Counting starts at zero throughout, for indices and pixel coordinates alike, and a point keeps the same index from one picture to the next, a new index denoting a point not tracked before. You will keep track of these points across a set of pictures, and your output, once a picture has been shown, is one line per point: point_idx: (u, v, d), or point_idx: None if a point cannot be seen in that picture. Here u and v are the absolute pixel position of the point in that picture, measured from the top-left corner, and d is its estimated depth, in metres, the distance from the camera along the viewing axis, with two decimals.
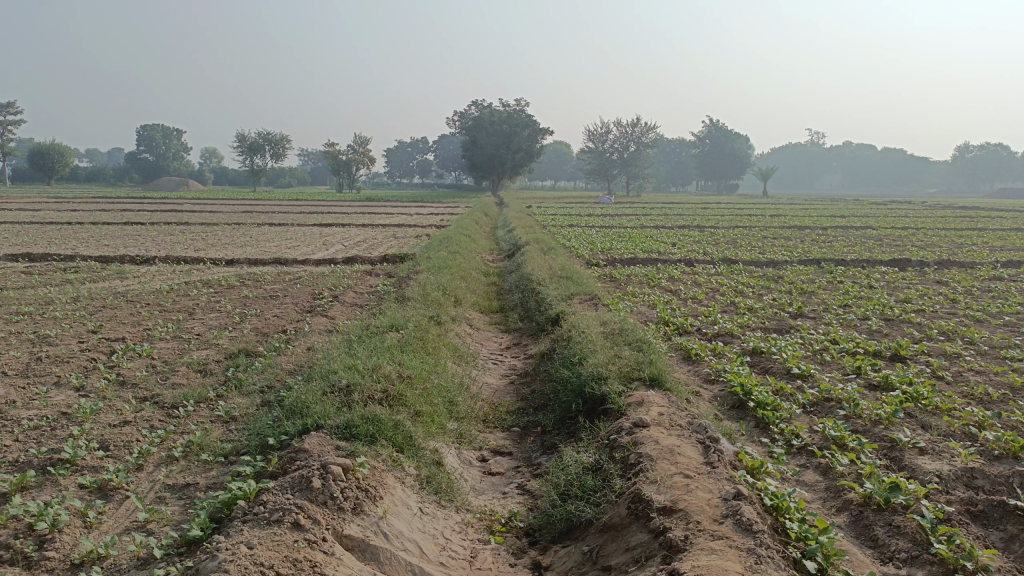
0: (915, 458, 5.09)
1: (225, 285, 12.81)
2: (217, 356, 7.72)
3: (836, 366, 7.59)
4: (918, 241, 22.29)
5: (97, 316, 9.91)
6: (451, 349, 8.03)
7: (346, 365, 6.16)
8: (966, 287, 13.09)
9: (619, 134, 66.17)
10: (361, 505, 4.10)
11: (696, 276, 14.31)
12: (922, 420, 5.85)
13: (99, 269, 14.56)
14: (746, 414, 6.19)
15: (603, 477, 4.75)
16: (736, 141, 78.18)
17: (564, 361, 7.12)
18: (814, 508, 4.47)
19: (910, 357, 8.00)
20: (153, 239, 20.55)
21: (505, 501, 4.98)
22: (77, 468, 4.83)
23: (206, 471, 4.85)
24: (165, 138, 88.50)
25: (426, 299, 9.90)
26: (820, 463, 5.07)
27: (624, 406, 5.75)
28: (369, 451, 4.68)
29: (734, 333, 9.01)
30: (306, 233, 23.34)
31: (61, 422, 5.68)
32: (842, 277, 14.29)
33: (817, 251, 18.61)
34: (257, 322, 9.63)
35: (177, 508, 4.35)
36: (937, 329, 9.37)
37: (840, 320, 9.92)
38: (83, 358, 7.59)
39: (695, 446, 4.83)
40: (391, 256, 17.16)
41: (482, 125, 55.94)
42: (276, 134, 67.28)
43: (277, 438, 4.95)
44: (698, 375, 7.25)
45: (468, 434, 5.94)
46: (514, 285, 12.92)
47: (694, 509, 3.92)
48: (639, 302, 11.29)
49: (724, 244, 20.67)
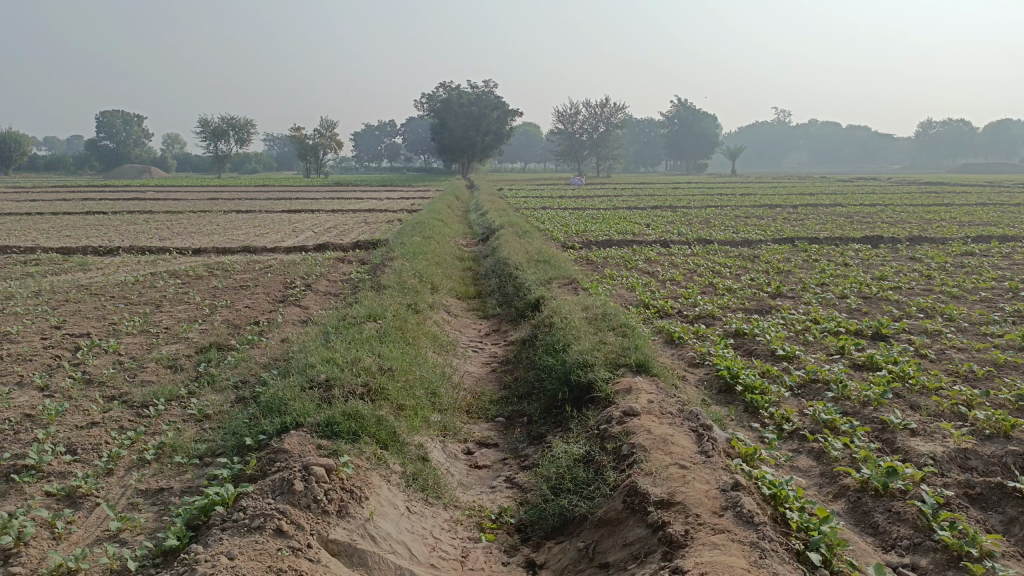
0: (908, 440, 5.01)
1: (193, 275, 12.48)
2: (187, 351, 7.46)
3: (820, 346, 7.52)
4: (887, 217, 22.44)
5: (60, 311, 9.54)
6: (431, 338, 7.85)
7: (324, 359, 5.94)
8: (940, 264, 13.13)
9: (587, 115, 66.00)
10: (346, 507, 3.92)
11: (673, 257, 14.21)
12: (911, 400, 5.79)
13: (60, 261, 14.11)
14: (733, 398, 6.09)
15: (595, 469, 4.62)
16: (704, 120, 78.33)
17: (547, 348, 6.97)
18: (811, 496, 4.38)
19: (892, 335, 7.97)
20: (117, 229, 20.03)
21: (494, 496, 4.82)
22: (43, 475, 4.59)
23: (181, 474, 4.64)
24: (126, 124, 86.65)
25: (403, 287, 9.68)
26: (813, 448, 4.99)
27: (612, 394, 5.63)
28: (352, 449, 4.50)
29: (715, 315, 8.91)
30: (275, 220, 22.83)
31: (24, 425, 5.41)
32: (817, 255, 14.29)
33: (790, 229, 18.65)
34: (228, 314, 9.35)
35: (151, 515, 4.14)
36: (916, 306, 9.35)
37: (819, 299, 9.88)
38: (46, 355, 7.29)
39: (688, 435, 4.71)
40: (363, 242, 16.88)
41: (450, 107, 55.37)
42: (241, 119, 66.21)
43: (254, 439, 4.74)
44: (683, 360, 7.14)
45: (452, 426, 5.78)
46: (490, 270, 12.73)
47: (693, 502, 3.80)
48: (617, 285, 11.16)
49: (698, 224, 20.61)
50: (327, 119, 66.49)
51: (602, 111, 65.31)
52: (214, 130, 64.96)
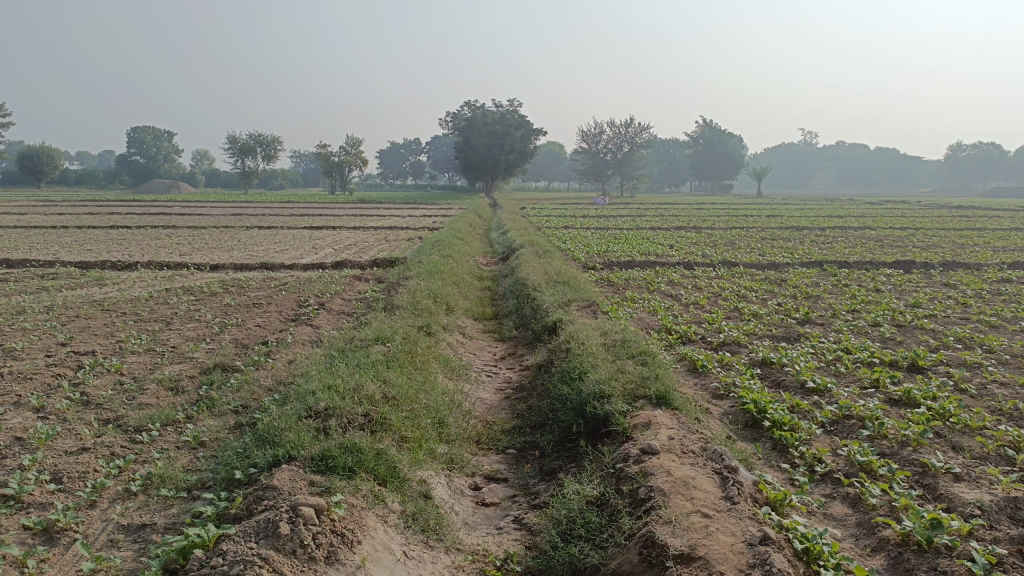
0: (951, 486, 4.60)
1: (207, 292, 12.29)
2: (191, 372, 7.20)
3: (852, 378, 7.09)
4: (918, 241, 21.89)
5: (69, 327, 9.35)
6: (442, 361, 7.55)
7: (325, 386, 5.64)
8: (976, 290, 12.63)
9: (612, 135, 65.87)
10: (336, 553, 3.61)
11: (697, 279, 13.82)
12: (953, 441, 5.37)
13: (78, 276, 14.01)
14: (760, 434, 5.71)
15: (610, 514, 4.27)
16: (729, 141, 77.66)
17: (563, 375, 6.63)
18: (846, 549, 3.99)
19: (929, 367, 7.52)
20: (138, 243, 20.01)
21: (500, 538, 4.47)
22: (21, 505, 4.31)
23: (166, 509, 4.35)
24: (156, 140, 87.82)
25: (416, 307, 9.40)
26: (848, 493, 4.60)
27: (630, 428, 5.27)
28: (347, 487, 4.19)
29: (741, 342, 8.52)
30: (296, 237, 22.70)
31: (12, 450, 5.16)
32: (847, 280, 13.84)
33: (818, 253, 18.17)
34: (238, 333, 9.12)
35: (129, 555, 3.84)
36: (954, 336, 8.89)
37: (850, 327, 9.44)
38: (47, 374, 7.07)
39: (711, 477, 4.33)
40: (381, 260, 16.67)
41: (475, 126, 55.35)
42: (269, 136, 66.95)
43: (245, 472, 4.45)
44: (706, 391, 6.77)
45: (460, 458, 5.46)
46: (509, 290, 12.42)
47: (716, 557, 3.44)
48: (639, 308, 10.80)
49: (723, 246, 20.18)
50: (353, 136, 66.91)
51: (627, 131, 65.19)
52: (242, 146, 65.57)
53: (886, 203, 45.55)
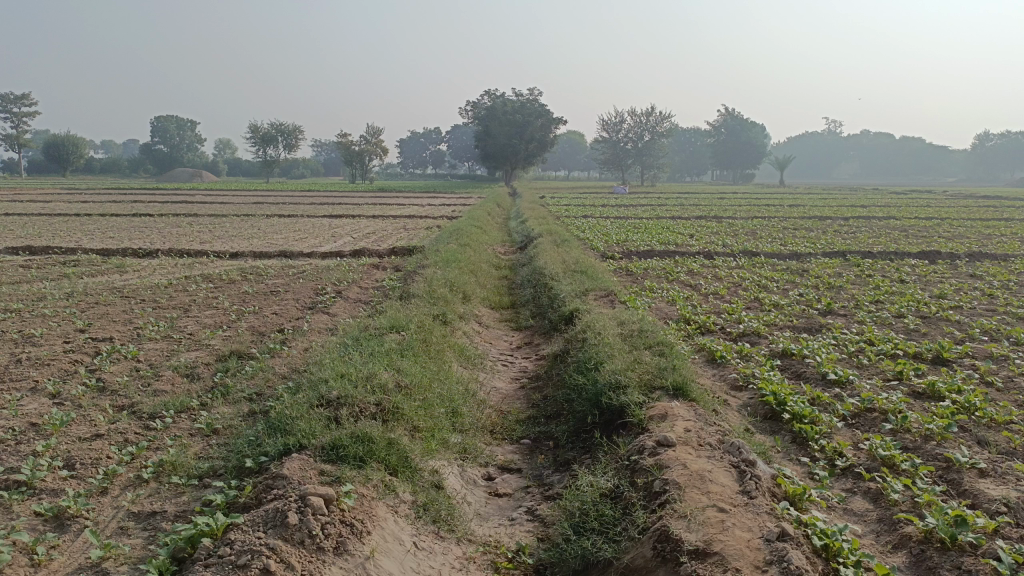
0: (977, 482, 4.47)
1: (226, 279, 12.30)
2: (206, 359, 7.19)
3: (875, 370, 6.94)
4: (944, 231, 21.54)
5: (87, 314, 9.38)
6: (457, 350, 7.49)
7: (338, 374, 5.60)
8: (1002, 282, 12.37)
9: (633, 124, 65.40)
10: (345, 544, 3.56)
11: (717, 269, 13.65)
12: (978, 435, 5.23)
13: (100, 262, 14.10)
14: (780, 427, 5.60)
15: (624, 507, 4.20)
16: (751, 129, 76.74)
17: (578, 366, 6.56)
18: (867, 546, 3.89)
19: (954, 360, 7.36)
20: (160, 231, 20.14)
21: (512, 530, 4.41)
22: (34, 492, 4.31)
23: (177, 497, 4.33)
24: (179, 128, 88.49)
25: (432, 295, 9.35)
26: (870, 488, 4.49)
27: (646, 420, 5.19)
28: (357, 476, 4.15)
29: (761, 333, 8.38)
30: (316, 225, 22.72)
31: (26, 436, 5.16)
32: (870, 270, 13.62)
33: (841, 243, 17.91)
34: (254, 320, 9.12)
35: (138, 543, 3.82)
36: (979, 328, 8.70)
37: (873, 318, 9.27)
38: (64, 360, 7.08)
39: (728, 471, 4.23)
40: (400, 248, 16.64)
41: (497, 116, 55.43)
42: (290, 125, 67.17)
43: (255, 460, 4.42)
44: (724, 382, 6.66)
45: (473, 448, 5.40)
46: (526, 280, 12.32)
47: (733, 553, 3.35)
48: (658, 298, 10.68)
49: (744, 236, 19.96)
50: (373, 124, 66.96)
51: (648, 120, 64.88)
52: (263, 135, 65.84)
53: (908, 194, 45.01)
